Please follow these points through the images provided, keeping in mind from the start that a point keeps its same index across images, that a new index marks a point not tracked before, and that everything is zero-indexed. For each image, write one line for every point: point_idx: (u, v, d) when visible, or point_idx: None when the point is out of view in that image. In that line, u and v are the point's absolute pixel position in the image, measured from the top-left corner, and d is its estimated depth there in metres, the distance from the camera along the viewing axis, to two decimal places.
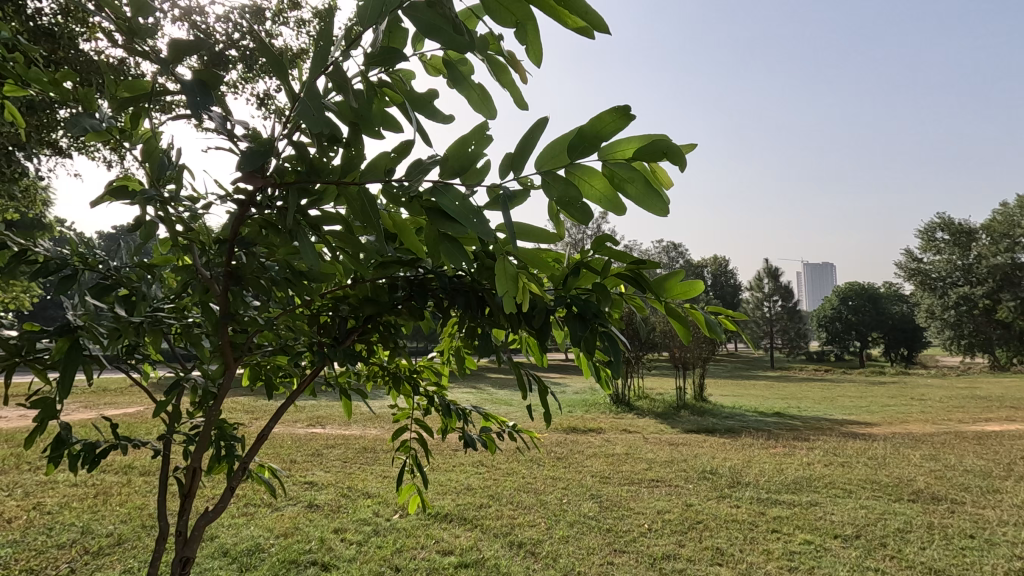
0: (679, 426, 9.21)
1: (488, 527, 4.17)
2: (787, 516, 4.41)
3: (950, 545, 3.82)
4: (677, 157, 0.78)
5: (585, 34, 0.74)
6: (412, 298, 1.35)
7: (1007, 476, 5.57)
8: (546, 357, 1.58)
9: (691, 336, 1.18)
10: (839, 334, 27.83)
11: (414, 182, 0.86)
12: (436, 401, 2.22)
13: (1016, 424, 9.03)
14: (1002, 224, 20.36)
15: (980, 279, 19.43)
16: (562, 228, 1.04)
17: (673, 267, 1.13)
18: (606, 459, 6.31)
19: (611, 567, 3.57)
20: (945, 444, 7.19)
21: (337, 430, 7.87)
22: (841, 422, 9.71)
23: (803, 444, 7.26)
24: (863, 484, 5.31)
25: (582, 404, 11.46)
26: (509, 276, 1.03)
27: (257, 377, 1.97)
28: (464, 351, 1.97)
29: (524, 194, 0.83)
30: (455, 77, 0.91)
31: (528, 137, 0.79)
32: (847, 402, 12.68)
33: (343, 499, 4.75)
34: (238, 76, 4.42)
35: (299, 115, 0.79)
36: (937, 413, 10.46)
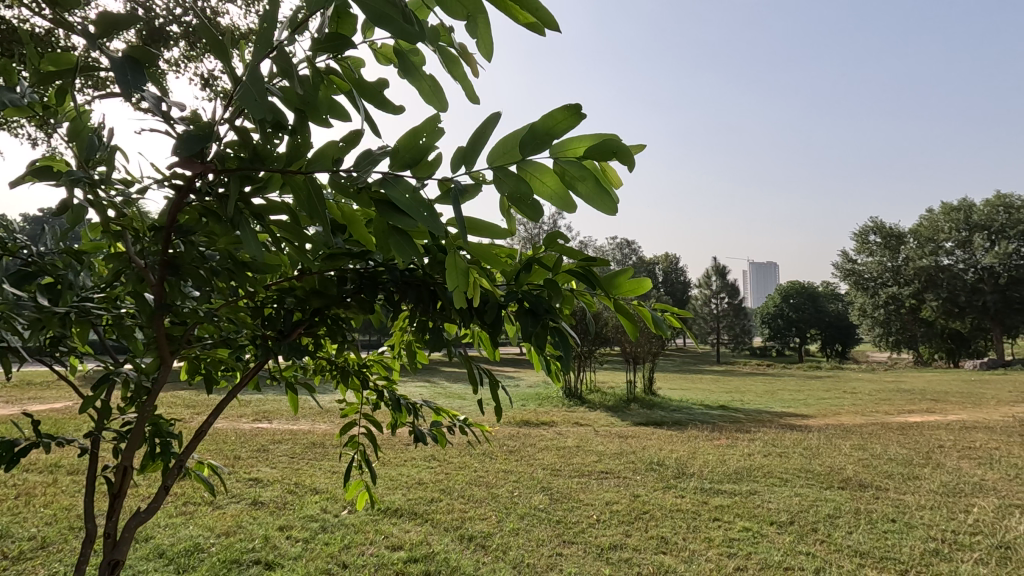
0: (628, 419, 9.43)
1: (438, 521, 4.16)
2: (728, 505, 4.60)
3: (874, 529, 4.09)
4: (626, 157, 0.80)
5: (536, 32, 0.75)
6: (360, 292, 1.33)
7: (925, 464, 5.99)
8: (498, 351, 1.58)
9: (639, 334, 1.21)
10: (780, 330, 29.14)
11: (363, 173, 0.85)
12: (386, 396, 2.20)
13: (935, 416, 9.73)
14: (927, 229, 21.80)
15: (907, 280, 20.76)
16: (514, 224, 1.05)
17: (621, 264, 1.17)
18: (557, 452, 6.40)
19: (559, 558, 3.63)
20: (872, 435, 7.65)
21: (284, 425, 7.66)
22: (779, 414, 10.20)
23: (745, 436, 7.57)
24: (797, 472, 5.60)
25: (535, 398, 11.55)
26: (460, 271, 1.03)
27: (196, 371, 1.88)
28: (415, 345, 1.96)
29: (475, 189, 0.83)
30: (406, 68, 0.90)
31: (479, 133, 0.80)
32: (788, 395, 13.27)
33: (290, 495, 4.63)
34: (180, 55, 4.21)
35: (241, 99, 0.76)
36: (866, 406, 11.15)
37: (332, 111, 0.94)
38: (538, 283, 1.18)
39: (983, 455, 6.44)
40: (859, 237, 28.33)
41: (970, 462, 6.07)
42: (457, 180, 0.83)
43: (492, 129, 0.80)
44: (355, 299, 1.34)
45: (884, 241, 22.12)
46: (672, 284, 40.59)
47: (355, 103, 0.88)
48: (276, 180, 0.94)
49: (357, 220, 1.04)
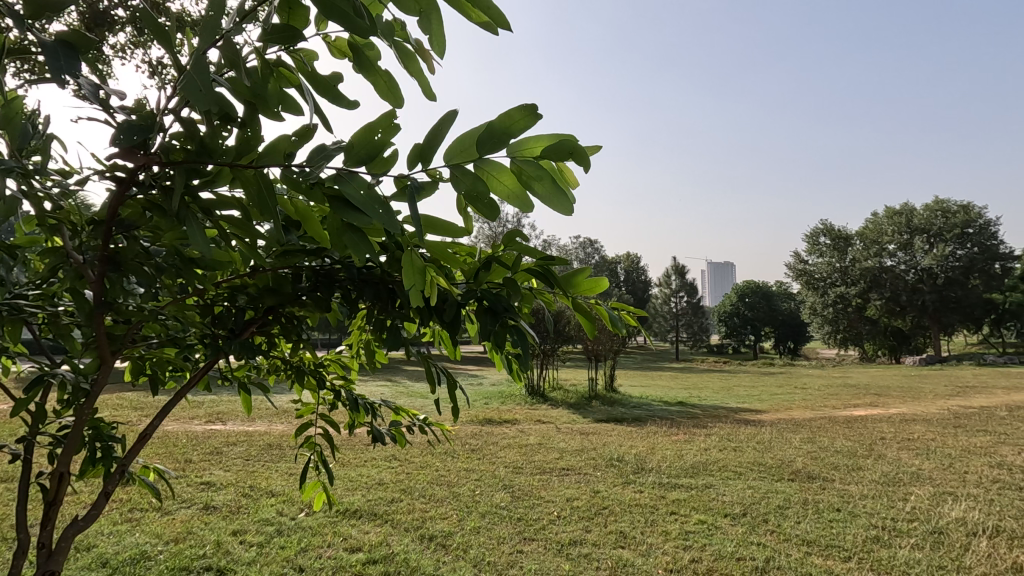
0: (590, 416, 9.56)
1: (398, 522, 4.12)
2: (685, 499, 4.72)
3: (820, 518, 4.27)
4: (582, 158, 0.82)
5: (489, 31, 0.77)
6: (316, 290, 1.30)
7: (868, 455, 6.30)
8: (458, 349, 1.57)
9: (596, 332, 1.23)
10: (736, 328, 30.07)
11: (316, 168, 0.83)
12: (343, 396, 2.16)
13: (878, 409, 10.24)
14: (872, 231, 22.89)
15: (854, 280, 21.73)
16: (471, 223, 1.05)
17: (579, 264, 1.19)
18: (519, 450, 6.43)
19: (520, 555, 3.65)
20: (820, 428, 7.99)
21: (239, 426, 7.43)
22: (734, 409, 10.54)
23: (701, 431, 7.78)
24: (750, 466, 5.80)
25: (498, 395, 11.57)
26: (416, 269, 1.03)
27: (141, 371, 1.80)
28: (373, 344, 1.93)
29: (431, 186, 0.83)
30: (361, 62, 0.89)
31: (436, 131, 0.79)
32: (743, 391, 13.69)
33: (244, 499, 4.49)
34: (126, 40, 4.02)
35: (185, 89, 0.73)
36: (816, 400, 11.63)
37: (284, 104, 0.91)
38: (497, 282, 1.17)
39: (920, 446, 6.81)
40: (810, 238, 29.44)
41: (908, 453, 6.41)
42: (414, 177, 0.83)
43: (450, 127, 0.80)
44: (310, 298, 1.31)
45: (833, 243, 23.09)
46: (633, 283, 41.29)
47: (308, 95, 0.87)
48: (224, 174, 0.91)
49: (312, 217, 1.01)
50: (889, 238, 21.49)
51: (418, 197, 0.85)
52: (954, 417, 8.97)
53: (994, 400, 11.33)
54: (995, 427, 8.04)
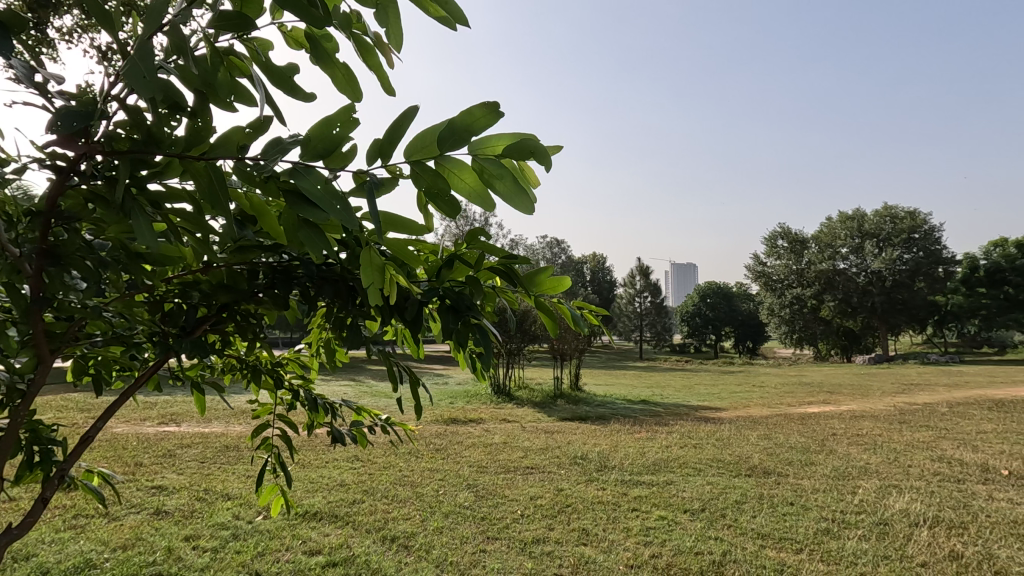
0: (555, 414, 9.63)
1: (360, 523, 4.05)
2: (646, 495, 4.81)
3: (775, 512, 4.41)
4: (544, 157, 0.82)
5: (448, 26, 0.79)
6: (274, 287, 1.26)
7: (820, 450, 6.54)
8: (421, 348, 1.55)
9: (558, 330, 1.24)
10: (698, 328, 30.79)
11: (271, 161, 0.81)
12: (302, 396, 2.11)
13: (830, 406, 10.66)
14: (826, 235, 23.75)
15: (810, 282, 22.53)
16: (433, 221, 1.05)
17: (541, 263, 1.19)
18: (484, 449, 6.43)
19: (483, 554, 3.64)
20: (776, 425, 8.25)
21: (194, 428, 7.18)
22: (695, 407, 10.80)
23: (663, 429, 7.94)
24: (709, 462, 5.95)
25: (463, 395, 11.52)
26: (375, 266, 1.01)
27: (84, 371, 1.71)
28: (333, 343, 1.89)
29: (391, 183, 0.82)
30: (318, 53, 0.87)
31: (396, 125, 0.78)
32: (703, 389, 14.02)
33: (198, 503, 4.34)
34: (73, 23, 3.83)
35: (128, 76, 0.70)
36: (772, 398, 12.02)
37: (236, 95, 0.89)
38: (460, 280, 1.16)
39: (868, 441, 7.12)
40: (768, 241, 30.36)
41: (858, 448, 6.69)
42: (373, 173, 0.82)
43: (410, 122, 0.79)
44: (267, 295, 1.26)
45: (790, 247, 23.87)
46: (599, 283, 41.76)
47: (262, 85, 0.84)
48: (174, 165, 0.87)
49: (268, 213, 0.98)
50: (842, 242, 22.34)
51: (377, 194, 0.84)
52: (899, 414, 9.40)
53: (936, 397, 11.93)
54: (937, 422, 8.46)
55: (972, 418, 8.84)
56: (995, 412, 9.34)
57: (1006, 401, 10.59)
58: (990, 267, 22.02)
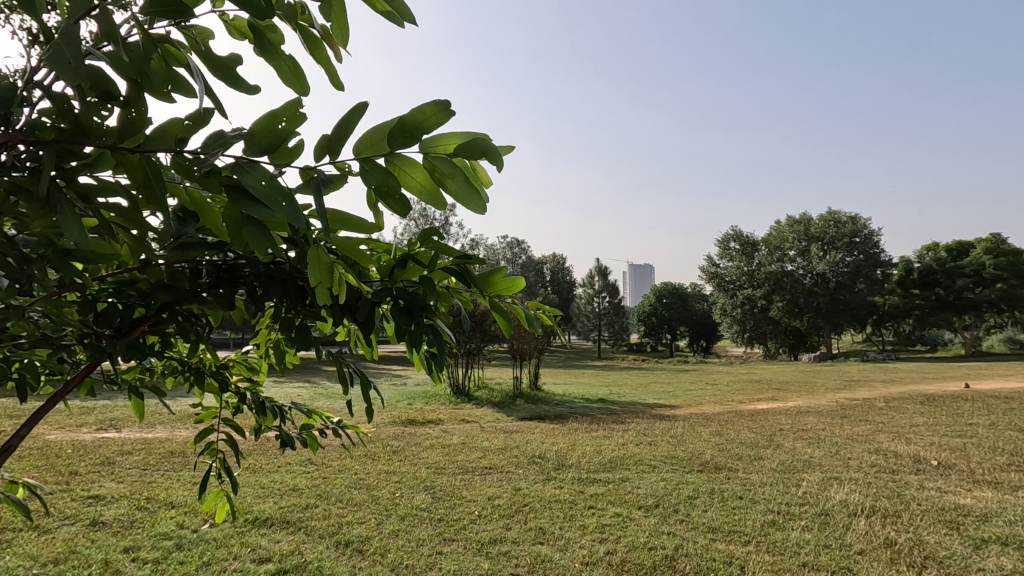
0: (514, 414, 9.67)
1: (313, 528, 3.95)
2: (602, 493, 4.88)
3: (724, 506, 4.55)
4: (496, 157, 0.82)
5: (394, 23, 0.78)
6: (218, 286, 1.20)
7: (768, 445, 6.80)
8: (375, 349, 1.52)
9: (513, 331, 1.24)
10: (654, 327, 31.49)
11: (211, 156, 0.77)
12: (249, 399, 2.03)
13: (777, 403, 11.10)
14: (775, 238, 24.66)
15: (759, 283, 23.36)
16: (384, 219, 1.03)
17: (497, 263, 1.19)
18: (442, 450, 6.38)
19: (439, 557, 3.61)
20: (727, 422, 8.52)
21: (136, 434, 6.84)
22: (651, 405, 11.03)
23: (620, 427, 8.07)
24: (664, 459, 6.09)
25: (422, 396, 11.40)
26: (324, 265, 0.98)
27: (6, 375, 1.59)
28: (282, 344, 1.83)
29: (339, 179, 0.80)
30: (262, 44, 0.84)
31: (346, 121, 0.77)
32: (659, 387, 14.34)
33: (138, 512, 4.13)
34: None
35: (50, 60, 0.65)
36: (724, 395, 12.42)
37: (173, 85, 0.85)
38: (413, 280, 1.14)
39: (812, 436, 7.45)
40: (721, 243, 31.32)
41: (802, 442, 6.99)
42: (321, 170, 0.80)
43: (359, 119, 0.77)
44: (211, 295, 1.21)
45: (741, 249, 24.68)
46: (559, 282, 42.09)
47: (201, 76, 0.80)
48: (105, 158, 0.82)
49: (210, 208, 0.94)
50: (790, 244, 23.21)
51: (325, 190, 0.82)
52: (841, 409, 9.87)
53: (874, 393, 12.60)
54: (875, 416, 8.94)
55: (906, 412, 9.37)
56: (926, 405, 9.94)
57: (937, 396, 11.26)
58: (923, 269, 23.38)
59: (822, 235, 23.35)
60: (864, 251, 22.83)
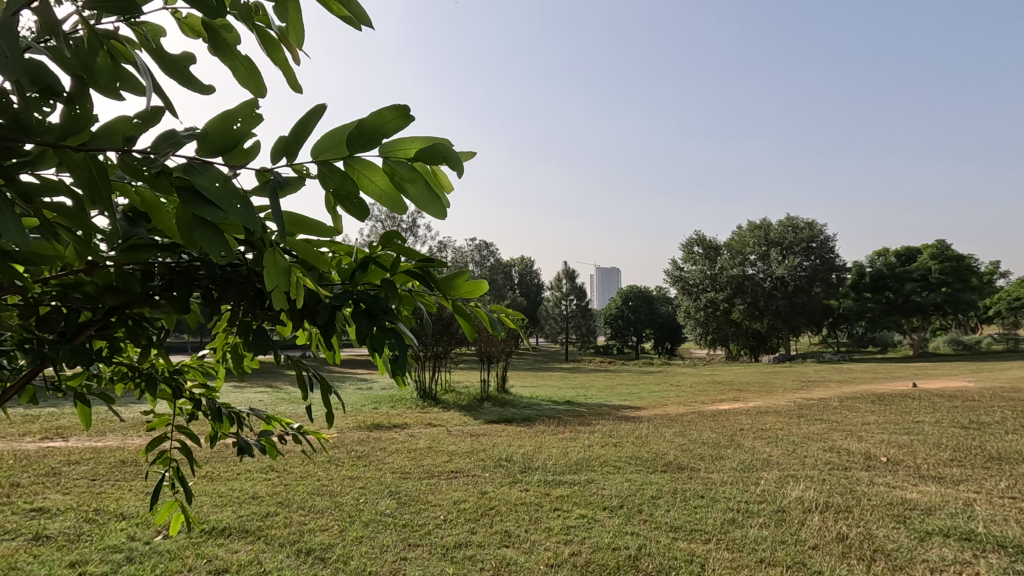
0: (482, 416, 9.65)
1: (273, 537, 3.85)
2: (568, 494, 4.91)
3: (686, 505, 4.64)
4: (456, 163, 0.82)
5: (351, 26, 0.77)
6: (171, 289, 1.16)
7: (729, 445, 6.97)
8: (337, 353, 1.49)
9: (475, 334, 1.24)
10: (620, 329, 31.91)
11: (162, 156, 0.74)
12: (205, 405, 1.97)
13: (738, 403, 11.39)
14: (737, 242, 25.28)
15: (721, 286, 23.95)
16: (342, 223, 1.02)
17: (460, 267, 1.18)
18: (408, 454, 6.31)
19: (404, 562, 3.57)
20: (690, 422, 8.69)
21: (84, 443, 6.53)
22: (617, 407, 11.17)
23: (586, 429, 8.14)
24: (629, 460, 6.17)
25: (388, 400, 11.26)
26: (281, 269, 0.97)
27: None
28: (240, 348, 1.78)
29: (297, 182, 0.79)
30: (217, 43, 0.82)
31: (303, 124, 0.76)
32: (625, 389, 14.54)
33: (86, 525, 3.95)
34: None
35: None
36: (687, 396, 12.67)
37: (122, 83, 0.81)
38: (375, 283, 1.13)
39: (771, 435, 7.68)
40: (686, 247, 31.95)
41: (761, 442, 7.20)
42: (278, 172, 0.78)
43: (318, 121, 0.76)
44: (164, 298, 1.16)
45: (705, 253, 25.27)
46: (527, 285, 42.23)
47: (152, 73, 0.77)
48: (48, 157, 0.78)
49: (162, 210, 0.91)
50: (750, 249, 23.86)
51: (282, 193, 0.81)
52: (798, 409, 10.19)
53: (829, 392, 13.07)
54: (830, 415, 9.27)
55: (858, 411, 9.75)
56: (877, 405, 10.36)
57: (887, 395, 11.75)
58: (874, 274, 24.39)
59: (781, 240, 24.06)
60: (820, 256, 23.64)
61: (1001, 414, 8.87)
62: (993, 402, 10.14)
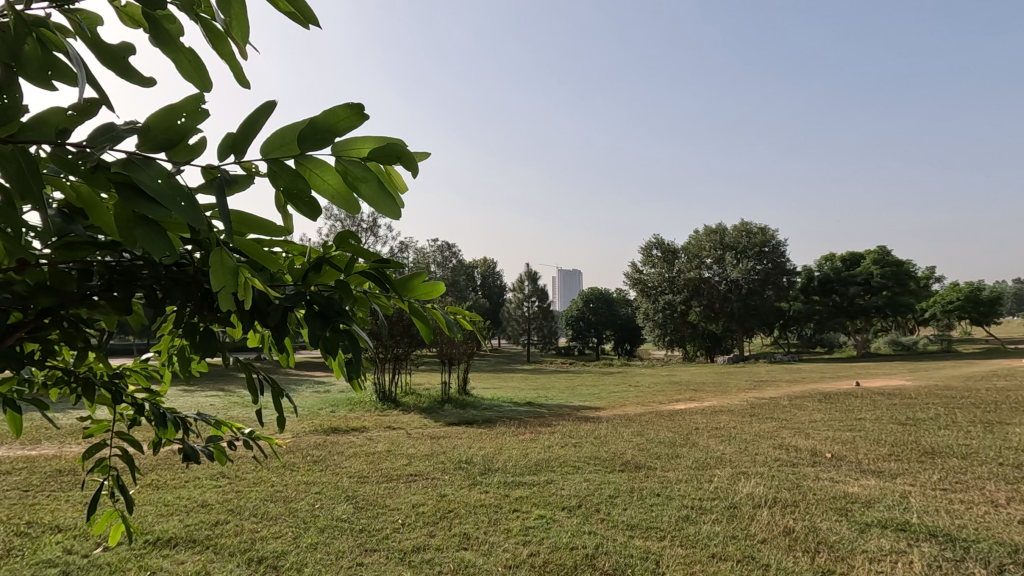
0: (443, 419, 9.58)
1: (223, 546, 3.72)
2: (527, 495, 4.93)
3: (643, 504, 4.73)
4: (410, 163, 0.82)
5: (298, 24, 0.76)
6: (111, 289, 1.09)
7: (684, 444, 7.14)
8: (291, 356, 1.46)
9: (432, 336, 1.23)
10: (581, 331, 32.25)
11: (99, 150, 0.71)
12: (149, 411, 1.88)
13: (694, 403, 11.70)
14: (693, 246, 25.88)
15: (678, 289, 24.53)
16: (293, 222, 1.00)
17: (415, 268, 1.17)
18: (366, 458, 6.21)
19: (360, 568, 3.51)
20: (647, 422, 8.87)
21: (17, 451, 6.15)
22: (577, 407, 11.30)
23: (546, 430, 8.19)
24: (588, 460, 6.25)
25: (346, 403, 11.04)
26: (228, 269, 0.94)
27: None
28: (187, 351, 1.71)
29: (245, 180, 0.77)
30: (158, 33, 0.79)
31: (252, 121, 0.74)
32: (585, 390, 14.73)
33: (17, 539, 3.72)
34: None
35: None
36: (646, 397, 12.92)
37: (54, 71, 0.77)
38: (328, 284, 1.10)
39: (724, 433, 7.92)
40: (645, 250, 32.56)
41: (715, 440, 7.41)
42: (225, 169, 0.76)
43: (268, 119, 0.75)
44: (103, 298, 1.10)
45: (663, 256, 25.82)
46: (489, 287, 42.19)
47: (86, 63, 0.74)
48: None
49: (100, 206, 0.86)
50: (706, 253, 24.51)
51: (228, 191, 0.79)
52: (750, 408, 10.56)
53: (780, 391, 13.57)
54: (780, 414, 9.62)
55: (806, 409, 10.16)
56: (823, 403, 10.84)
57: (832, 394, 12.29)
58: (822, 277, 25.47)
59: (735, 244, 24.76)
60: (772, 260, 24.47)
61: (935, 411, 9.42)
62: (928, 400, 10.74)
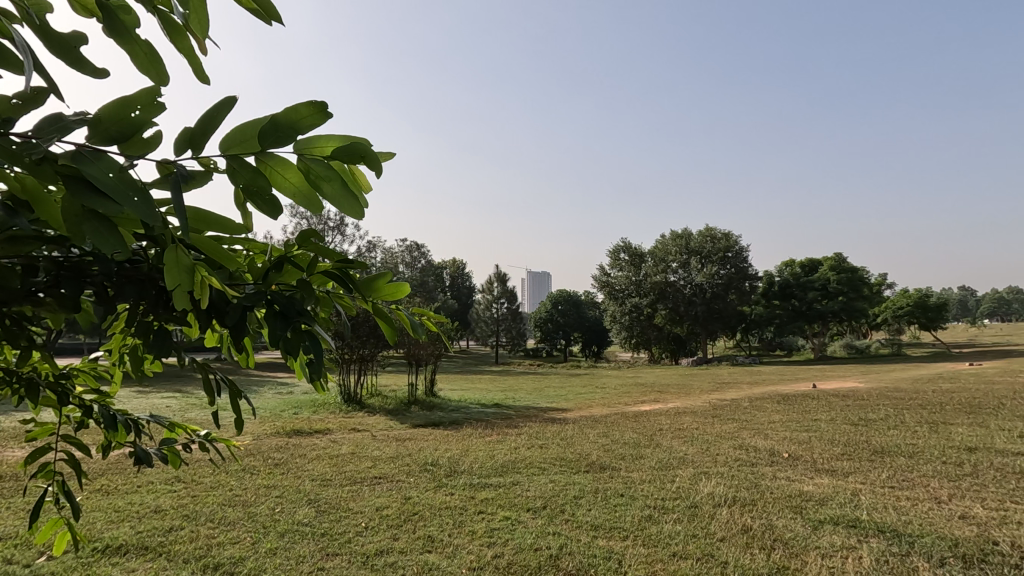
0: (409, 420, 9.49)
1: (177, 553, 3.60)
2: (492, 497, 4.93)
3: (606, 504, 4.79)
4: (374, 163, 0.81)
5: (261, 19, 0.75)
6: (58, 286, 1.05)
7: (649, 444, 7.26)
8: (251, 357, 1.43)
9: (396, 337, 1.22)
10: (550, 332, 32.43)
11: (45, 141, 0.68)
12: (98, 413, 1.81)
13: (659, 404, 11.89)
14: (660, 250, 26.32)
15: (645, 292, 24.90)
16: (253, 219, 0.98)
17: (380, 268, 1.16)
18: (330, 461, 6.10)
19: (321, 573, 3.45)
20: (613, 423, 8.97)
21: None
22: (544, 408, 11.36)
23: (512, 431, 8.21)
24: (554, 461, 6.29)
25: (309, 404, 10.81)
26: (184, 267, 0.91)
27: None
28: (141, 351, 1.65)
29: (203, 176, 0.75)
30: (112, 23, 0.76)
31: (212, 115, 0.73)
32: (552, 391, 14.81)
33: None
34: None
35: None
36: (612, 398, 13.09)
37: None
38: (290, 284, 1.08)
39: (687, 434, 8.08)
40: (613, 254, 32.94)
41: (678, 441, 7.56)
42: (181, 165, 0.74)
43: (228, 114, 0.73)
44: (51, 296, 1.06)
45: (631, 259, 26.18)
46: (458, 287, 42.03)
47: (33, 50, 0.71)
48: None
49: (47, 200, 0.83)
50: (672, 257, 24.97)
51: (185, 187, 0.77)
52: (713, 409, 10.81)
53: (741, 393, 13.93)
54: (741, 415, 9.88)
55: (766, 410, 10.44)
56: (783, 404, 11.17)
57: (791, 396, 12.68)
58: (782, 283, 26.26)
59: (700, 249, 25.28)
60: (735, 265, 25.09)
61: (886, 412, 9.83)
62: (880, 401, 11.19)
